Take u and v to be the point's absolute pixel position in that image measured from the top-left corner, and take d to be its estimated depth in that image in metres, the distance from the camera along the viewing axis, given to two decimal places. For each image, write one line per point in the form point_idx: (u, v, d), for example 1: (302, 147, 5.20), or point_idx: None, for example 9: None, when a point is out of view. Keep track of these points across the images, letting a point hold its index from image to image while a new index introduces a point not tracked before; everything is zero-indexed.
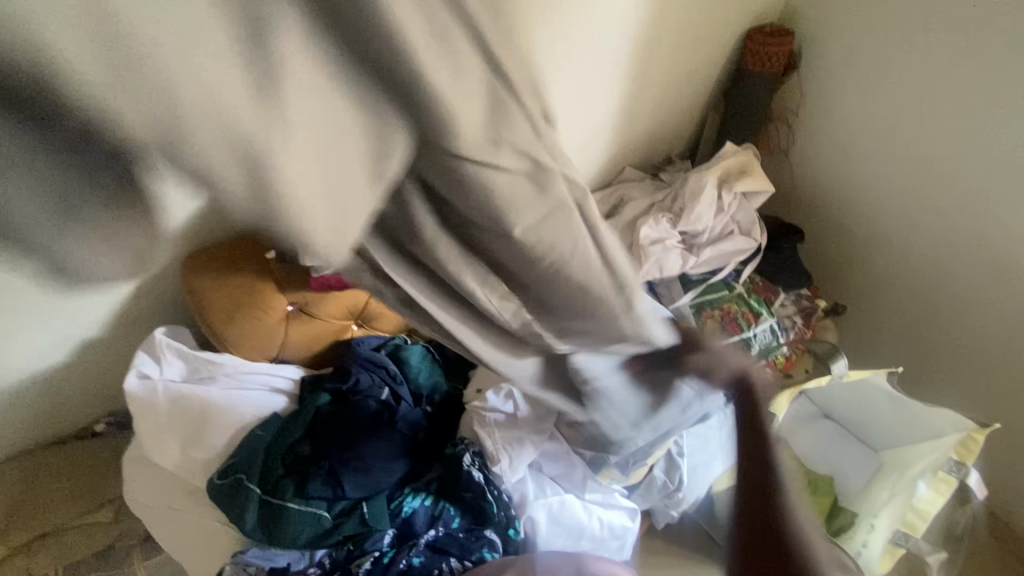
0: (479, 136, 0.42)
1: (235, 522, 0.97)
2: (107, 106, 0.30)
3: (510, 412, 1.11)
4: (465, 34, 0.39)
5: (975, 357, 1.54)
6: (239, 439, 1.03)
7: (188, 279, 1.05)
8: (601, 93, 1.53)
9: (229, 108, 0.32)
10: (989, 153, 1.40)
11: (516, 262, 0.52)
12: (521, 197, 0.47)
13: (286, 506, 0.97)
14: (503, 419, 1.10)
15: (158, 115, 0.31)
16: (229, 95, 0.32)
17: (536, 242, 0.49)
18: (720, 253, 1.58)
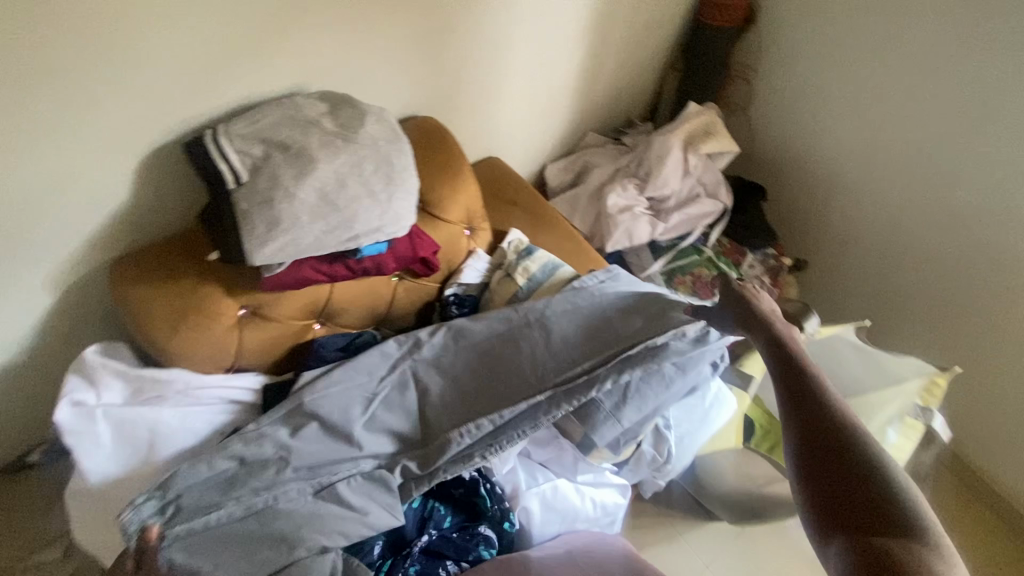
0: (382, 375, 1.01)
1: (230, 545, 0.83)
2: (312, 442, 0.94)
3: (479, 425, 0.96)
4: (333, 375, 1.00)
5: (935, 307, 1.56)
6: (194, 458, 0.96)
7: (123, 290, 0.94)
8: (562, 54, 1.46)
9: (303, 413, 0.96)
10: (942, 103, 1.41)
11: (500, 376, 1.01)
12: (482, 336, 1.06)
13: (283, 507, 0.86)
14: (476, 431, 0.96)
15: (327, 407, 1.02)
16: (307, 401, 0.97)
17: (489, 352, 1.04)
18: (688, 217, 1.55)
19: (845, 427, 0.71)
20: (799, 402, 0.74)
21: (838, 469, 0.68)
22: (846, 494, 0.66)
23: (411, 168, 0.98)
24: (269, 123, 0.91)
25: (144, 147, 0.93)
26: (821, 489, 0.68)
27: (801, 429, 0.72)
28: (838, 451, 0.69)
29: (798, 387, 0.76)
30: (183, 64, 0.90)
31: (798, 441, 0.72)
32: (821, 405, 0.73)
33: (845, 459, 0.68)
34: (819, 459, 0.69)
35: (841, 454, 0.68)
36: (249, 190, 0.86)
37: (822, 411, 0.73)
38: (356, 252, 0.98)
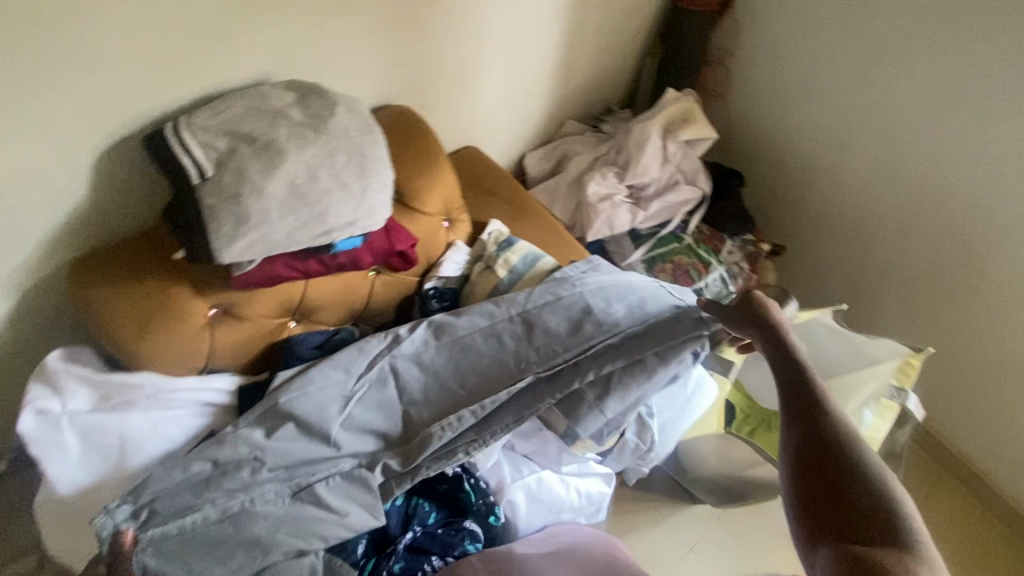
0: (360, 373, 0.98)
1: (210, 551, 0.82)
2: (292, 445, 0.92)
3: (461, 419, 0.94)
4: (311, 374, 0.97)
5: (908, 289, 1.60)
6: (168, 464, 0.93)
7: (85, 291, 0.90)
8: (538, 40, 1.43)
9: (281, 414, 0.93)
10: (914, 88, 1.42)
11: (482, 371, 1.00)
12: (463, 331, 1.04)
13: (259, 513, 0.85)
14: (459, 428, 0.94)
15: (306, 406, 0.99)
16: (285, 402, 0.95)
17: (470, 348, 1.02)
18: (668, 205, 1.55)
19: (842, 436, 0.72)
20: (800, 412, 0.76)
21: (828, 474, 0.69)
22: (835, 499, 0.67)
23: (385, 159, 0.95)
24: (234, 114, 0.87)
25: (102, 141, 0.88)
26: (811, 493, 0.69)
27: (799, 435, 0.74)
28: (830, 457, 0.70)
29: (801, 397, 0.78)
30: (138, 52, 0.86)
31: (795, 446, 0.74)
32: (821, 414, 0.75)
33: (837, 466, 0.69)
34: (812, 463, 0.71)
35: (836, 460, 0.70)
36: (215, 185, 0.82)
37: (820, 419, 0.74)
38: (331, 248, 0.95)
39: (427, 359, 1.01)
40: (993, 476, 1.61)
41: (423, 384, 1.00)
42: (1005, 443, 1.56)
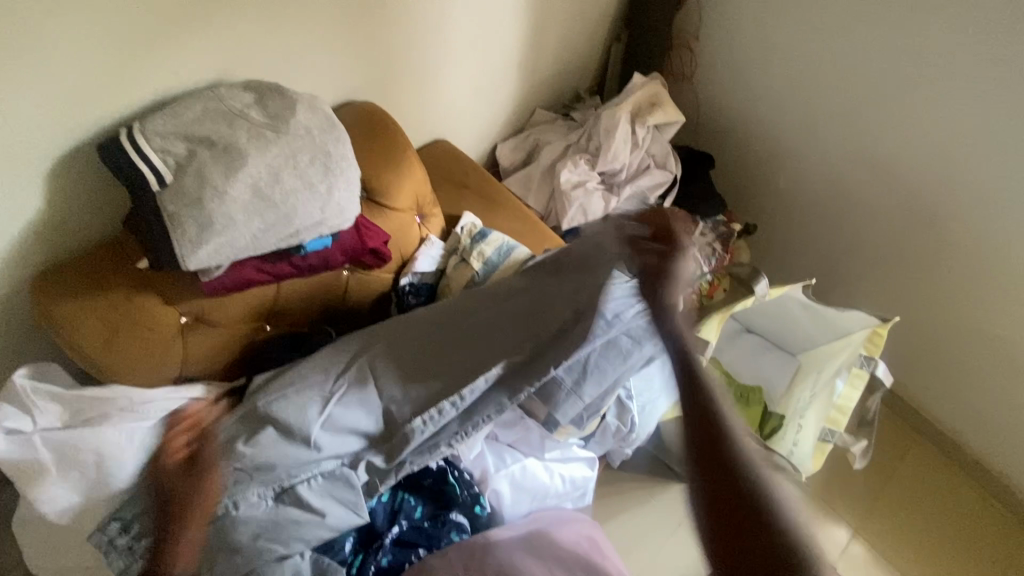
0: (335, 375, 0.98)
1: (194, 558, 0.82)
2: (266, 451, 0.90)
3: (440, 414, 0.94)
4: (284, 378, 0.96)
5: (874, 261, 1.65)
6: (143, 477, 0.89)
7: (48, 307, 0.87)
8: (501, 29, 1.43)
9: (256, 420, 0.92)
10: (872, 64, 1.45)
11: (460, 364, 0.99)
12: (436, 327, 1.04)
13: (233, 517, 0.84)
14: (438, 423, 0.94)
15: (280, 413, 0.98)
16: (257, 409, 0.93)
17: (446, 342, 1.02)
18: (640, 189, 1.56)
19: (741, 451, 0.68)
20: (701, 429, 0.71)
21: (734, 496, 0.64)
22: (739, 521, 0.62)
23: (350, 157, 0.94)
24: (191, 118, 0.86)
25: (53, 151, 0.86)
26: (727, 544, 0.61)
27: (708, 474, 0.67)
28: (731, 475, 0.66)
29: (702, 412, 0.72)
30: (86, 57, 0.83)
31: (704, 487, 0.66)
32: (727, 447, 0.69)
33: (743, 504, 0.63)
34: (723, 505, 0.64)
35: (746, 500, 0.63)
36: (175, 191, 0.81)
37: (727, 453, 0.68)
38: (300, 249, 0.94)
39: (404, 357, 1.01)
40: (963, 438, 1.67)
41: (402, 381, 0.99)
42: (973, 406, 1.62)
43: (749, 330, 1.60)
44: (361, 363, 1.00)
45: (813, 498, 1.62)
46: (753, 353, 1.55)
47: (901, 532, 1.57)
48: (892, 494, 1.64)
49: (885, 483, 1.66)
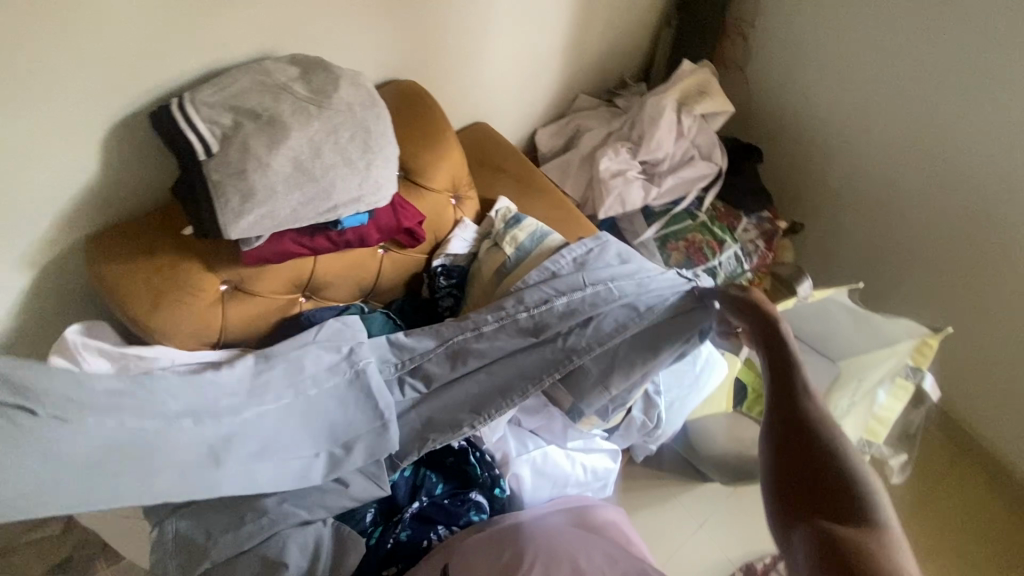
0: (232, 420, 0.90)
1: (218, 517, 0.87)
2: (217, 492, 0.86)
3: (462, 401, 0.97)
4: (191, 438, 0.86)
5: (932, 269, 1.55)
6: None
7: (99, 268, 0.92)
8: (549, 11, 1.40)
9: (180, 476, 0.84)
10: (945, 56, 1.35)
11: (477, 356, 0.99)
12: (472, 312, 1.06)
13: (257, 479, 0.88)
14: (463, 407, 0.97)
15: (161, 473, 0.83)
16: (180, 462, 0.84)
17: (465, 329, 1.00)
18: (682, 181, 1.52)
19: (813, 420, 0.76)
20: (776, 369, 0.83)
21: (795, 456, 0.73)
22: (799, 478, 0.71)
23: (389, 134, 0.95)
24: (238, 90, 0.87)
25: (111, 116, 0.89)
26: (794, 463, 0.72)
27: (781, 407, 0.78)
28: (802, 440, 0.74)
29: (783, 387, 0.81)
30: (141, 26, 0.86)
31: (774, 410, 0.79)
32: (804, 398, 0.78)
33: (803, 434, 0.74)
34: (785, 432, 0.76)
35: (807, 432, 0.74)
36: (220, 162, 0.83)
37: (802, 402, 0.78)
38: (336, 225, 0.96)
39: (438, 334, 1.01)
40: (1015, 460, 1.58)
41: (431, 358, 1.00)
42: None
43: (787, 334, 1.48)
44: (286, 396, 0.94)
45: None
46: None
47: (940, 556, 1.50)
48: (932, 515, 1.56)
49: (926, 502, 1.58)
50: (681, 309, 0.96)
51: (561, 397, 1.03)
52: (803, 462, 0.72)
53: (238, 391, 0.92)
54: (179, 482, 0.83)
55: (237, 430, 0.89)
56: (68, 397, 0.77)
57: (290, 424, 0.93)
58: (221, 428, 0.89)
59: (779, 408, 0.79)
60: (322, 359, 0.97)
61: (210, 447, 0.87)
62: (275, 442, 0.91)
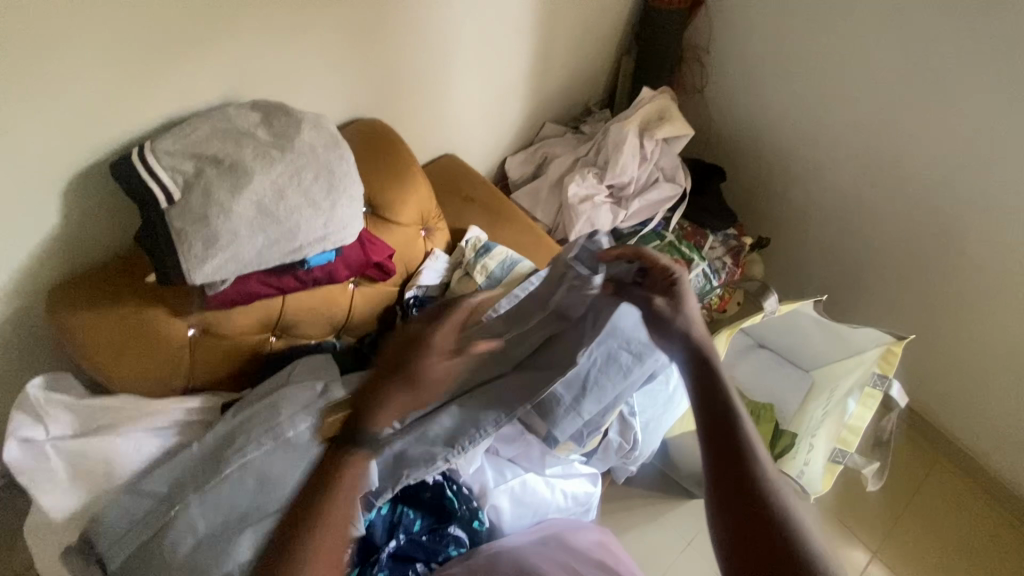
0: (214, 478, 0.89)
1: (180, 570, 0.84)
2: (202, 551, 0.85)
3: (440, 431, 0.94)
4: (182, 505, 0.87)
5: (893, 277, 1.61)
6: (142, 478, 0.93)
7: (60, 319, 0.91)
8: (510, 45, 1.45)
9: (183, 548, 0.85)
10: (886, 78, 1.42)
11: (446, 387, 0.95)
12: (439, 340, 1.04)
13: (224, 531, 0.87)
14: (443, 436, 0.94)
15: (169, 549, 0.85)
16: (181, 536, 0.85)
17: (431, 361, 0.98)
18: (648, 203, 1.56)
19: (752, 463, 0.73)
20: (712, 411, 0.78)
21: (739, 513, 0.71)
22: (746, 534, 0.69)
23: (353, 174, 0.96)
24: (201, 137, 0.89)
25: (73, 168, 0.90)
26: (738, 520, 0.70)
27: (719, 456, 0.75)
28: (746, 492, 0.71)
29: (722, 436, 0.76)
30: (100, 79, 0.87)
31: (712, 459, 0.75)
32: (740, 444, 0.75)
33: (746, 486, 0.72)
34: (728, 486, 0.72)
35: (748, 484, 0.72)
36: (182, 209, 0.83)
37: (739, 448, 0.75)
38: (303, 264, 0.96)
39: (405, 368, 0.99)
40: (985, 456, 1.63)
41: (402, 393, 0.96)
42: (995, 425, 1.58)
43: (763, 346, 1.59)
44: (259, 443, 0.92)
45: (828, 519, 1.58)
46: (764, 368, 1.54)
47: (921, 555, 1.53)
48: (912, 516, 1.60)
49: (905, 503, 1.62)
50: (602, 309, 0.93)
51: (536, 424, 1.02)
52: (749, 518, 0.70)
53: (218, 448, 0.92)
54: (184, 555, 0.85)
55: (222, 496, 0.88)
56: (121, 532, 0.87)
57: (262, 473, 0.90)
58: (215, 504, 0.87)
59: (718, 455, 0.75)
60: (290, 401, 0.96)
61: (200, 519, 0.86)
62: (250, 494, 0.89)
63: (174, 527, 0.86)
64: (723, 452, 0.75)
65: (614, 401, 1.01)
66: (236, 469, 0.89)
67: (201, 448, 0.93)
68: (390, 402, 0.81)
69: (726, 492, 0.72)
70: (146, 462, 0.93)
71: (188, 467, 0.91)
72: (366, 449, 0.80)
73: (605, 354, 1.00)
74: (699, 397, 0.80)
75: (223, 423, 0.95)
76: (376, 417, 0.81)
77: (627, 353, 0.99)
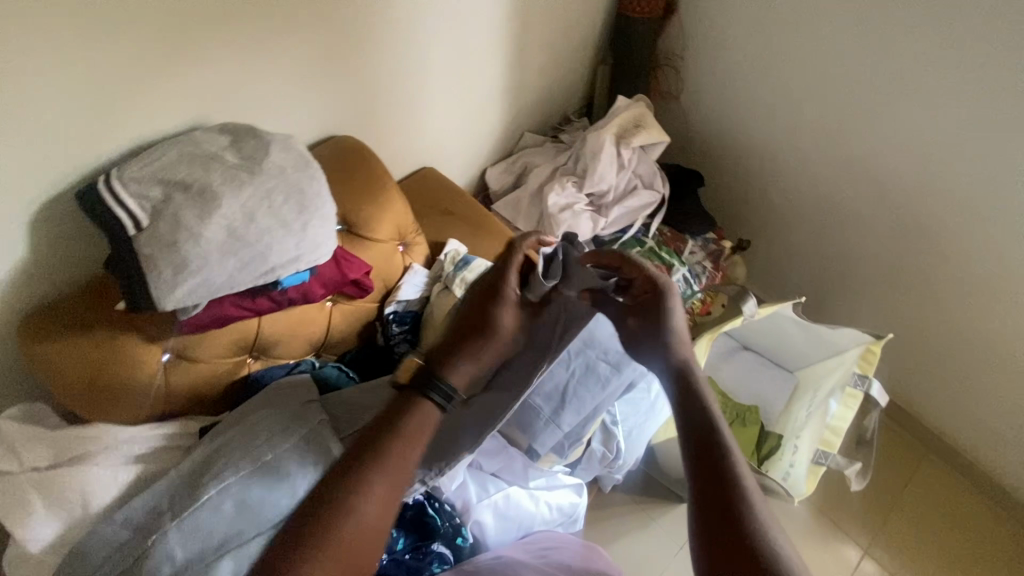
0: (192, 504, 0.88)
1: None
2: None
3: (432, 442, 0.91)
4: (159, 532, 0.85)
5: (873, 276, 1.63)
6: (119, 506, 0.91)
7: (31, 349, 0.90)
8: (484, 58, 1.46)
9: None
10: (855, 81, 1.44)
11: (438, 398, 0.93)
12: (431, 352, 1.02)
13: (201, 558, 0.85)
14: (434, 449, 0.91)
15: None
16: (158, 565, 0.83)
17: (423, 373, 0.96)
18: (628, 210, 1.56)
19: (732, 473, 0.72)
20: (695, 419, 0.78)
21: (715, 520, 0.69)
22: (721, 542, 0.68)
23: (325, 193, 0.96)
24: (168, 163, 0.88)
25: (38, 198, 0.89)
26: (715, 529, 0.69)
27: (700, 464, 0.74)
28: (724, 500, 0.70)
29: (705, 445, 0.75)
30: (62, 107, 0.86)
31: (693, 467, 0.74)
32: (721, 454, 0.74)
33: (723, 495, 0.71)
34: (706, 493, 0.71)
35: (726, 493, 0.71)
36: (150, 235, 0.83)
37: (720, 458, 0.74)
38: (276, 285, 0.96)
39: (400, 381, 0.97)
40: (970, 450, 1.64)
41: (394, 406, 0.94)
42: (977, 418, 1.59)
43: (746, 348, 1.60)
44: (237, 466, 0.91)
45: (818, 517, 1.59)
46: (750, 371, 1.54)
47: (911, 551, 1.54)
48: (901, 512, 1.61)
49: (894, 499, 1.63)
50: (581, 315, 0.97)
51: (519, 439, 1.02)
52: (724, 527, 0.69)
53: (195, 473, 0.91)
54: None
55: (199, 521, 0.86)
56: (96, 564, 0.84)
57: (240, 496, 0.89)
58: (192, 530, 0.86)
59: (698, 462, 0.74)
60: (269, 424, 0.95)
61: (177, 546, 0.85)
62: (228, 519, 0.87)
63: (152, 557, 0.83)
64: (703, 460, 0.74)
65: (594, 413, 1.00)
66: (214, 494, 0.88)
67: (180, 473, 0.92)
68: (468, 367, 0.88)
69: (703, 499, 0.71)
70: (124, 490, 0.92)
71: (166, 493, 0.90)
72: (440, 402, 0.83)
73: (582, 367, 1.01)
74: (683, 406, 0.80)
75: (201, 449, 0.94)
76: (450, 372, 0.86)
77: (604, 363, 1.00)
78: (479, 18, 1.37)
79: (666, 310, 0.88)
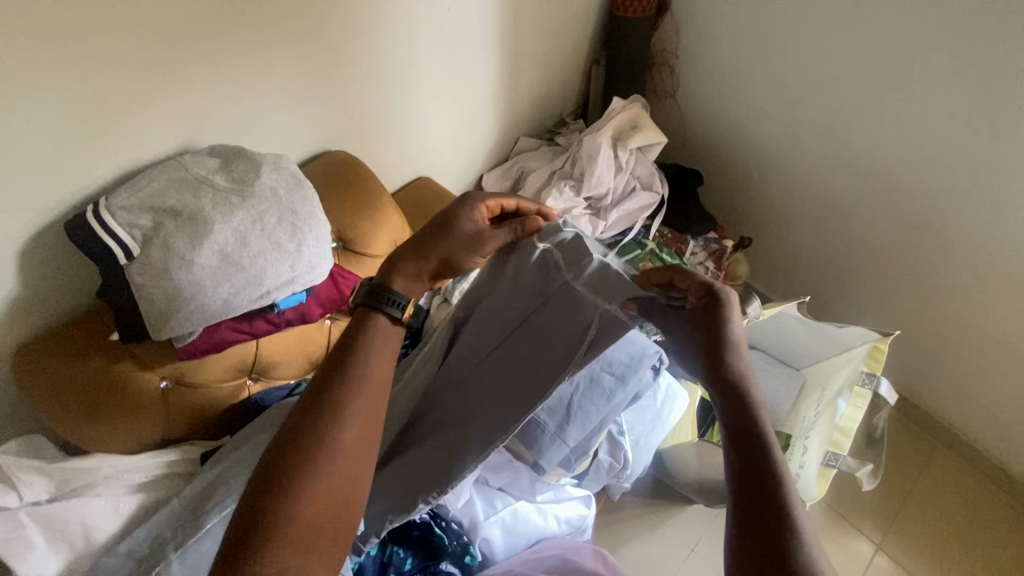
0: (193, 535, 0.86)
1: None
2: None
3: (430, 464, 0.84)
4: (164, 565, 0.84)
5: (877, 270, 1.61)
6: (120, 537, 0.91)
7: (27, 381, 0.89)
8: (477, 64, 1.44)
9: None
10: (853, 75, 1.41)
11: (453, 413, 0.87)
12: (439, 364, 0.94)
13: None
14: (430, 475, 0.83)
15: None
16: None
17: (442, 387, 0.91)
18: (627, 212, 1.54)
19: (778, 475, 0.62)
20: (739, 412, 0.68)
21: (754, 522, 0.59)
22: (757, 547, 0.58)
23: (319, 214, 0.95)
24: (157, 189, 0.87)
25: (26, 229, 0.87)
26: (752, 530, 0.59)
27: (743, 460, 0.64)
28: (766, 501, 0.60)
29: (749, 439, 0.65)
30: (46, 136, 0.84)
31: (734, 463, 0.64)
32: (766, 452, 0.64)
33: (765, 497, 0.61)
34: (747, 492, 0.62)
35: (770, 495, 0.61)
36: (142, 264, 0.82)
37: (766, 456, 0.64)
38: (274, 307, 0.94)
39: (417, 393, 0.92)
40: (982, 442, 1.63)
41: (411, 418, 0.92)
42: (988, 411, 1.58)
43: (752, 348, 1.58)
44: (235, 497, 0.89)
45: (829, 514, 1.57)
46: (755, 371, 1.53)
47: (924, 547, 1.52)
48: (913, 506, 1.59)
49: (906, 494, 1.61)
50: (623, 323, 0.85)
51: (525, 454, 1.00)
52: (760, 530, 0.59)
53: (199, 502, 0.90)
54: None
55: (203, 552, 0.86)
56: None
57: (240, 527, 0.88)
58: (196, 560, 0.85)
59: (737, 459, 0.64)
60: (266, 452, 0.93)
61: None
62: None
63: None
64: (743, 457, 0.64)
65: (598, 426, 0.98)
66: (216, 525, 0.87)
67: (181, 504, 0.91)
68: (415, 270, 0.81)
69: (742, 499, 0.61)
70: (126, 521, 0.92)
71: (167, 524, 0.89)
72: (393, 314, 0.76)
73: (585, 379, 0.97)
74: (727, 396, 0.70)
75: (203, 476, 0.93)
76: (396, 278, 0.79)
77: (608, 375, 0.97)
78: (471, 23, 1.35)
79: (722, 320, 0.74)
